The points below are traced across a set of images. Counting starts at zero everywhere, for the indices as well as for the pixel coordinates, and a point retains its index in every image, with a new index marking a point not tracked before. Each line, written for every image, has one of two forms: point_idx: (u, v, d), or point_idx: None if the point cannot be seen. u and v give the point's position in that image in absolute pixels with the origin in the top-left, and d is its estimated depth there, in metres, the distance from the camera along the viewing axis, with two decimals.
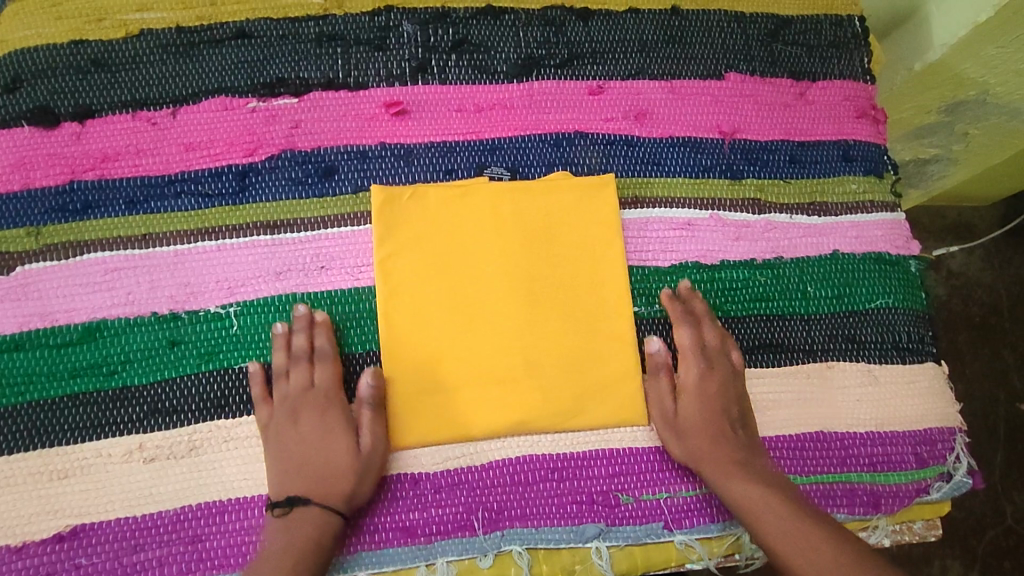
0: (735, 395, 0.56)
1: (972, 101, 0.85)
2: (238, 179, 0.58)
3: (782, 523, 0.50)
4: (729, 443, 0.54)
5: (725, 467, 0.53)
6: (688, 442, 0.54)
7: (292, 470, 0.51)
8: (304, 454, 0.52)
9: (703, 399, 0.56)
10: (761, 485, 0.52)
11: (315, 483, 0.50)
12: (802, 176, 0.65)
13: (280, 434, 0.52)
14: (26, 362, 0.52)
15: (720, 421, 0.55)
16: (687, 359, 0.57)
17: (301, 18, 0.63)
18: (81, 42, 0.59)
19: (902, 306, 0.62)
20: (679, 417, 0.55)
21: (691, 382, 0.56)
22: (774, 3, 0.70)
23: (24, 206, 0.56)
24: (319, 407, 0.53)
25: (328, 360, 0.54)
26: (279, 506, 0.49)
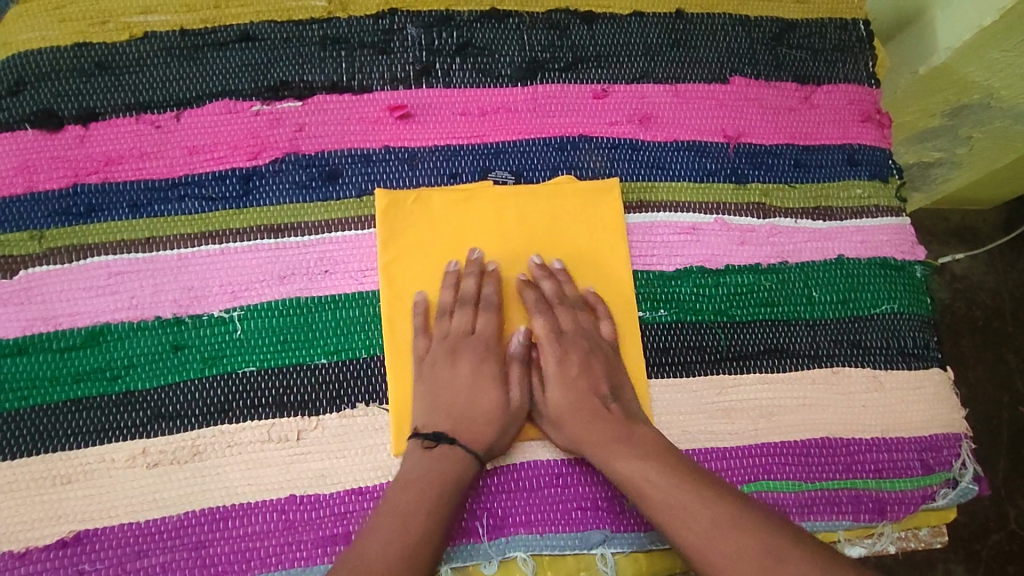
0: (601, 371, 0.55)
1: (977, 104, 0.84)
2: (241, 183, 0.58)
3: (667, 502, 0.48)
4: (608, 421, 0.53)
5: (607, 448, 0.51)
6: (564, 429, 0.53)
7: (438, 407, 0.52)
8: (452, 398, 0.53)
9: (567, 384, 0.54)
10: (644, 460, 0.50)
11: (462, 423, 0.52)
12: (807, 181, 0.65)
13: (434, 373, 0.53)
14: (29, 367, 0.52)
15: (593, 402, 0.53)
16: (542, 341, 0.56)
17: (305, 21, 0.62)
18: (85, 45, 0.59)
19: (907, 311, 0.62)
20: (548, 407, 0.54)
21: (555, 369, 0.55)
22: (779, 7, 0.70)
23: (27, 209, 0.55)
24: (476, 355, 0.54)
25: (492, 309, 0.55)
26: (428, 438, 0.51)
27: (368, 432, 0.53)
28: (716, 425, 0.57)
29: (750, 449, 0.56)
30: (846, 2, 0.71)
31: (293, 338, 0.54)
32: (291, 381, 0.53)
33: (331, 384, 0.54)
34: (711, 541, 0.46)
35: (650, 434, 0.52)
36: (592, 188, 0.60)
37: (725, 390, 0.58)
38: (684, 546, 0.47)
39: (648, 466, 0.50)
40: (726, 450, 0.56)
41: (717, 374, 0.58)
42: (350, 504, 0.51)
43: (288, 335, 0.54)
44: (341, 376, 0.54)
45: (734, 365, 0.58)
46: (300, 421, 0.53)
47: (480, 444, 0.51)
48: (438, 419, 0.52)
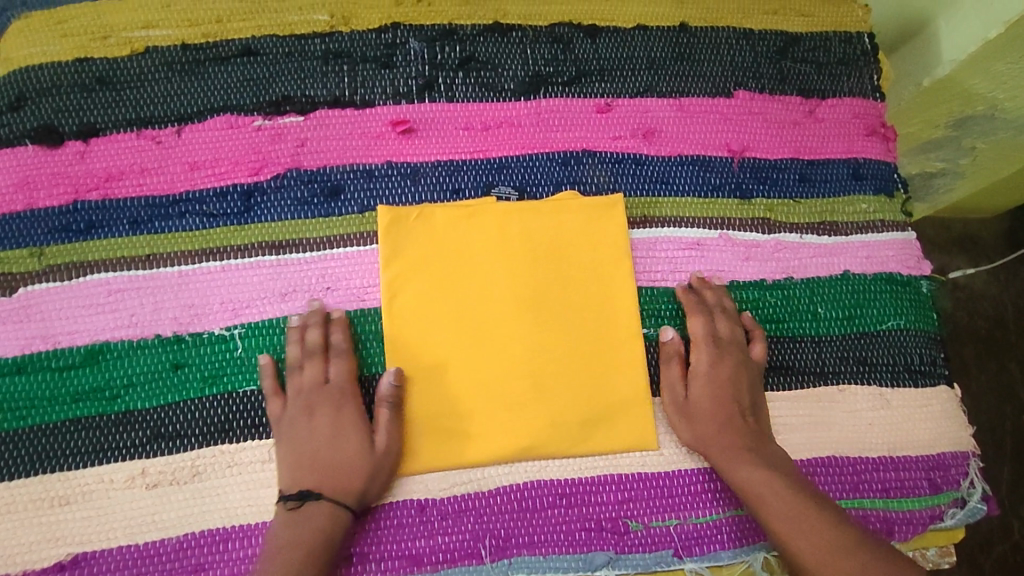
0: (747, 384, 0.56)
1: (981, 115, 0.84)
2: (243, 200, 0.57)
3: (788, 510, 0.50)
4: (742, 430, 0.54)
5: (729, 452, 0.53)
6: (697, 427, 0.55)
7: (300, 467, 0.50)
8: (315, 450, 0.51)
9: (715, 387, 0.55)
10: (772, 470, 0.52)
11: (326, 476, 0.50)
12: (813, 196, 0.65)
13: (292, 430, 0.51)
14: (28, 386, 0.52)
15: (730, 411, 0.55)
16: (698, 346, 0.57)
17: (307, 35, 0.62)
18: (86, 60, 0.59)
19: (913, 327, 0.62)
20: (688, 404, 0.55)
21: (703, 368, 0.56)
22: (783, 20, 0.69)
23: (27, 225, 0.55)
24: (331, 404, 0.52)
25: (342, 356, 0.53)
26: (291, 498, 0.49)
27: None
28: None
29: None
30: (850, 15, 0.71)
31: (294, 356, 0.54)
32: None
33: None
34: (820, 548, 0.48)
35: (779, 453, 0.54)
36: (608, 207, 0.60)
37: None
38: (795, 551, 0.49)
39: (769, 475, 0.52)
40: None
41: None
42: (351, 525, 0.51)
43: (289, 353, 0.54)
44: None
45: None
46: None
47: (350, 493, 0.50)
48: (305, 476, 0.50)
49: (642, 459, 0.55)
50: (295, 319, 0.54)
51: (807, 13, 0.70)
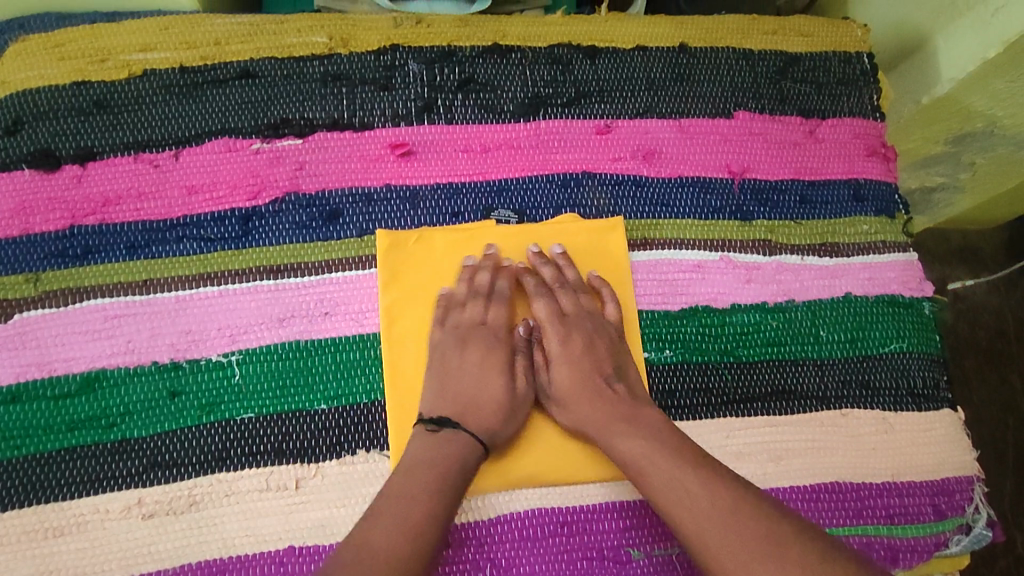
0: (604, 351, 0.56)
1: (980, 132, 0.84)
2: (240, 224, 0.57)
3: (666, 477, 0.48)
4: (612, 401, 0.53)
5: (605, 428, 0.52)
6: (571, 409, 0.54)
7: (442, 395, 0.53)
8: (459, 388, 0.54)
9: (572, 365, 0.55)
10: (649, 440, 0.50)
11: (465, 410, 0.53)
12: (814, 217, 0.64)
13: (447, 367, 0.54)
14: (22, 415, 0.51)
15: (594, 383, 0.54)
16: (547, 328, 0.57)
17: (306, 57, 0.62)
18: (83, 83, 0.59)
19: (916, 350, 0.61)
20: (557, 391, 0.55)
21: (557, 352, 0.56)
22: (783, 40, 0.69)
23: (23, 251, 0.55)
24: (484, 346, 0.56)
25: (504, 301, 0.58)
26: (432, 422, 0.51)
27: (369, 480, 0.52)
28: None
29: None
30: (849, 35, 0.71)
31: (293, 383, 0.53)
32: (291, 428, 0.52)
33: (332, 430, 0.53)
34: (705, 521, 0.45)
35: (654, 417, 0.52)
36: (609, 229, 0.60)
37: (732, 434, 0.57)
38: (683, 528, 0.46)
39: (648, 445, 0.50)
40: None
41: (724, 417, 0.57)
42: None
43: (287, 380, 0.53)
44: (342, 422, 0.53)
45: (741, 408, 0.58)
46: (299, 469, 0.52)
47: (486, 428, 0.52)
48: (445, 405, 0.53)
49: None
50: (469, 260, 0.58)
51: (806, 33, 0.70)
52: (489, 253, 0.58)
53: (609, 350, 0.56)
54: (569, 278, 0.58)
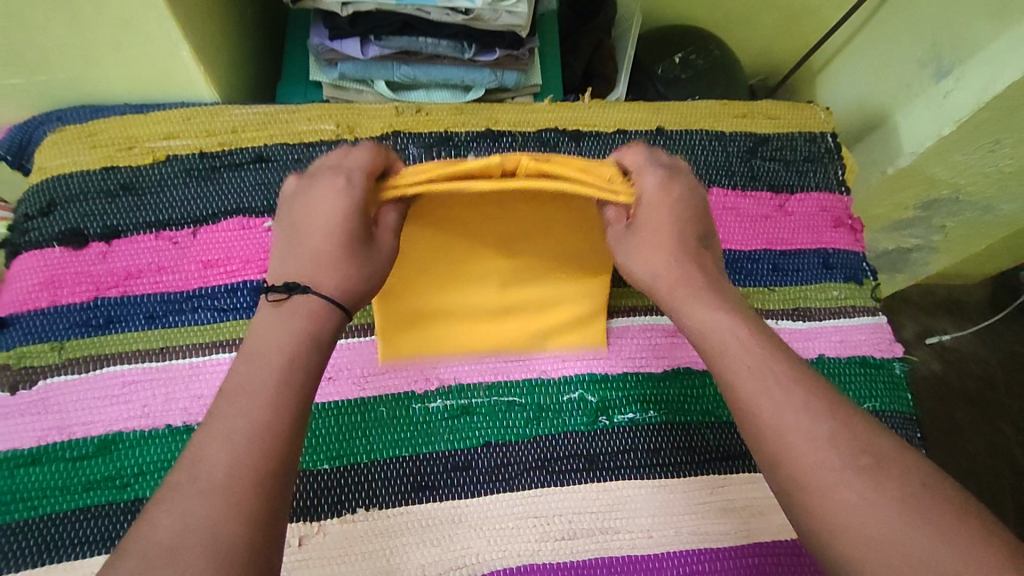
0: (693, 214, 0.54)
1: (946, 199, 0.90)
2: (252, 294, 0.61)
3: (748, 354, 0.48)
4: (697, 266, 0.53)
5: (688, 298, 0.51)
6: (650, 264, 0.53)
7: (299, 257, 0.49)
8: (315, 244, 0.49)
9: (662, 211, 0.53)
10: (733, 316, 0.50)
11: (319, 272, 0.48)
12: (786, 284, 0.69)
13: (319, 211, 0.49)
14: (40, 477, 0.54)
15: (682, 239, 0.53)
16: (641, 172, 0.53)
17: (315, 143, 0.68)
18: (112, 169, 0.64)
19: (888, 410, 0.65)
20: (635, 236, 0.53)
21: (648, 194, 0.52)
22: (752, 122, 0.76)
23: (50, 321, 0.59)
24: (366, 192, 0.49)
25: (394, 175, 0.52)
26: (279, 292, 0.48)
27: (368, 537, 0.55)
28: (707, 525, 0.58)
29: (743, 548, 0.58)
30: (813, 118, 0.77)
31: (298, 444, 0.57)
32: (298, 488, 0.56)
33: (333, 490, 0.56)
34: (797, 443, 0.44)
35: (732, 294, 0.53)
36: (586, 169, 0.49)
37: (714, 490, 0.60)
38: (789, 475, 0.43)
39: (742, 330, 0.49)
40: (717, 550, 0.57)
41: (708, 475, 0.60)
42: None
43: None
44: (343, 482, 0.56)
45: (723, 466, 0.61)
46: (302, 528, 0.55)
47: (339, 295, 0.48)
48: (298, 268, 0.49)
49: (633, 541, 0.57)
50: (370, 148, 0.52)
51: (772, 116, 0.76)
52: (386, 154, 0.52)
53: (697, 211, 0.54)
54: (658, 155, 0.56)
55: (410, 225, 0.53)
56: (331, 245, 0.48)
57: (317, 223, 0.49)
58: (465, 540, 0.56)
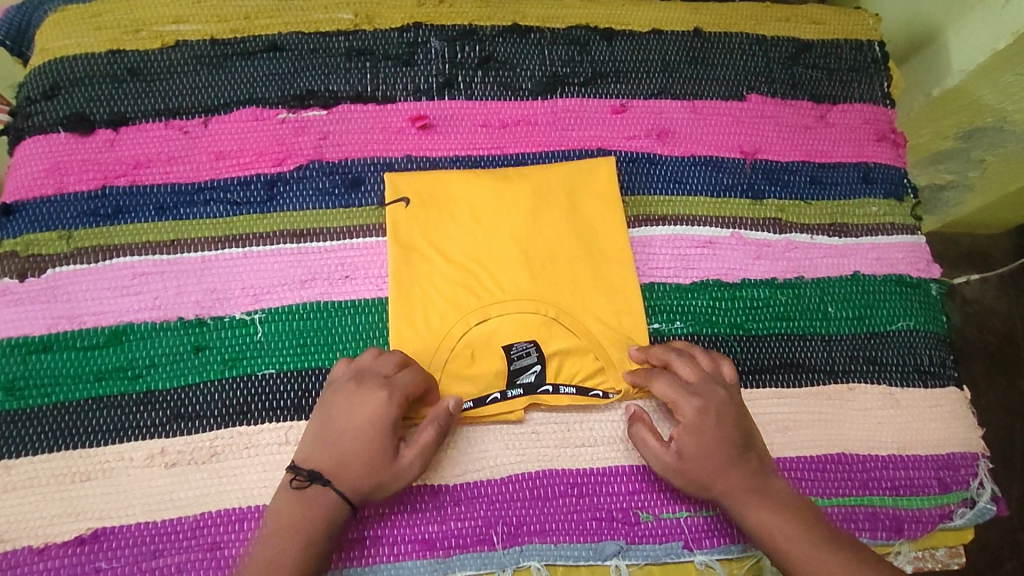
0: (735, 423, 0.53)
1: (989, 127, 0.84)
2: (266, 189, 0.59)
3: (805, 551, 0.49)
4: (746, 475, 0.52)
5: (744, 505, 0.51)
6: (703, 484, 0.52)
7: (322, 447, 0.50)
8: (338, 441, 0.50)
9: (706, 432, 0.52)
10: (783, 514, 0.50)
11: (341, 467, 0.49)
12: (823, 198, 0.66)
13: (337, 418, 0.50)
14: (52, 364, 0.53)
15: (730, 452, 0.52)
16: (676, 398, 0.53)
17: (332, 32, 0.64)
18: (118, 52, 0.61)
19: (922, 328, 0.62)
20: (682, 460, 0.52)
21: (689, 417, 0.53)
22: (795, 27, 0.71)
23: (57, 209, 0.56)
24: (379, 395, 0.50)
25: (415, 366, 0.53)
26: (301, 477, 0.49)
27: None
28: None
29: None
30: (861, 24, 0.72)
31: (313, 342, 0.55)
32: (309, 384, 0.54)
33: None
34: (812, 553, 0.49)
35: (780, 487, 0.52)
36: (602, 361, 0.57)
37: None
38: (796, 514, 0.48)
39: (784, 521, 0.50)
40: None
41: None
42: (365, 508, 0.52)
43: (307, 339, 0.55)
44: None
45: (748, 379, 0.58)
46: None
47: (357, 492, 0.49)
48: (320, 459, 0.50)
49: None
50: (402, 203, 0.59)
51: (818, 20, 0.71)
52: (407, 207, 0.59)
53: (738, 417, 0.53)
54: (697, 360, 0.55)
55: (418, 241, 0.59)
56: (359, 452, 0.49)
57: (354, 427, 0.50)
58: (483, 443, 0.55)
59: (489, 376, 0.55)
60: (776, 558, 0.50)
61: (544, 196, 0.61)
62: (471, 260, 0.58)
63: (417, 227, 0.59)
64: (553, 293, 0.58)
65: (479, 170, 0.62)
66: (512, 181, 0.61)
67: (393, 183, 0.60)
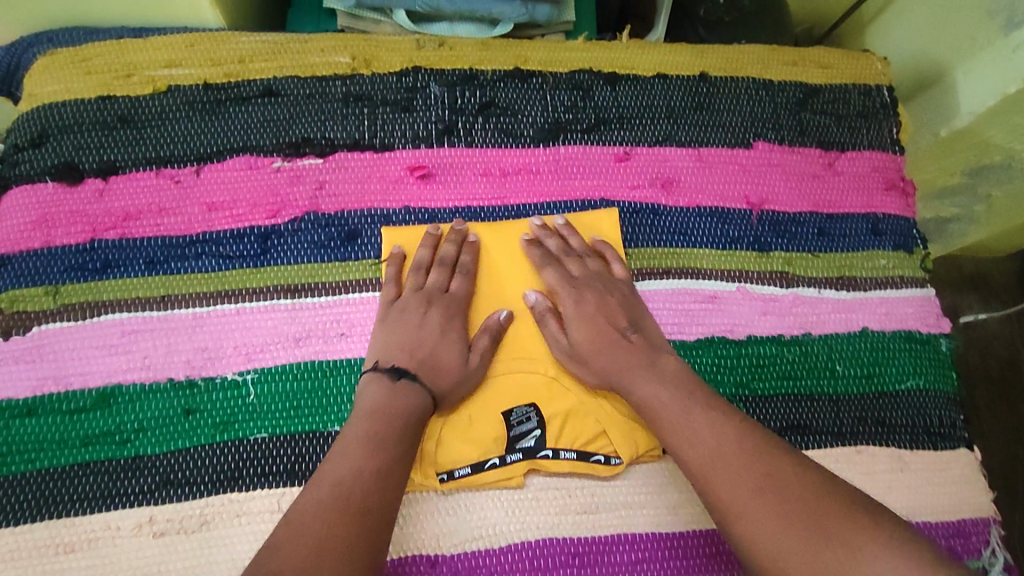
0: (619, 308, 0.57)
1: (997, 165, 0.81)
2: (260, 242, 0.57)
3: (686, 424, 0.49)
4: (632, 355, 0.54)
5: (630, 380, 0.53)
6: (592, 366, 0.55)
7: (399, 349, 0.54)
8: (414, 344, 0.54)
9: (589, 322, 0.56)
10: (664, 385, 0.52)
11: (421, 366, 0.53)
12: (831, 250, 0.64)
13: (403, 320, 0.55)
14: (37, 428, 0.51)
15: (610, 334, 0.55)
16: (558, 290, 0.58)
17: (329, 77, 0.62)
18: (108, 98, 0.59)
19: (932, 388, 0.61)
20: (575, 347, 0.56)
21: (572, 310, 0.57)
22: (803, 71, 0.69)
23: (44, 264, 0.55)
24: (446, 310, 0.56)
25: (466, 273, 0.58)
26: (389, 373, 0.52)
27: None
28: None
29: None
30: (870, 69, 0.71)
31: (307, 404, 0.54)
32: (303, 448, 0.52)
33: None
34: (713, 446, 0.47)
35: (670, 362, 0.54)
36: (603, 423, 0.55)
37: None
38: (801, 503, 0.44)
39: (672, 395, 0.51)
40: None
41: None
42: None
43: (301, 401, 0.54)
44: None
45: None
46: None
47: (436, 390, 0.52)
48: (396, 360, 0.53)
49: (658, 518, 0.54)
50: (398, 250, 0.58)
51: (826, 64, 0.70)
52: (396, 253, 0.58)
53: (621, 302, 0.57)
54: (570, 245, 0.60)
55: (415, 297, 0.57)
56: (427, 354, 0.54)
57: (423, 337, 0.55)
58: (482, 510, 0.53)
59: (488, 440, 0.54)
60: (661, 429, 0.50)
61: (547, 250, 0.60)
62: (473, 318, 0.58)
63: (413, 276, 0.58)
64: (555, 354, 0.57)
65: (478, 223, 0.60)
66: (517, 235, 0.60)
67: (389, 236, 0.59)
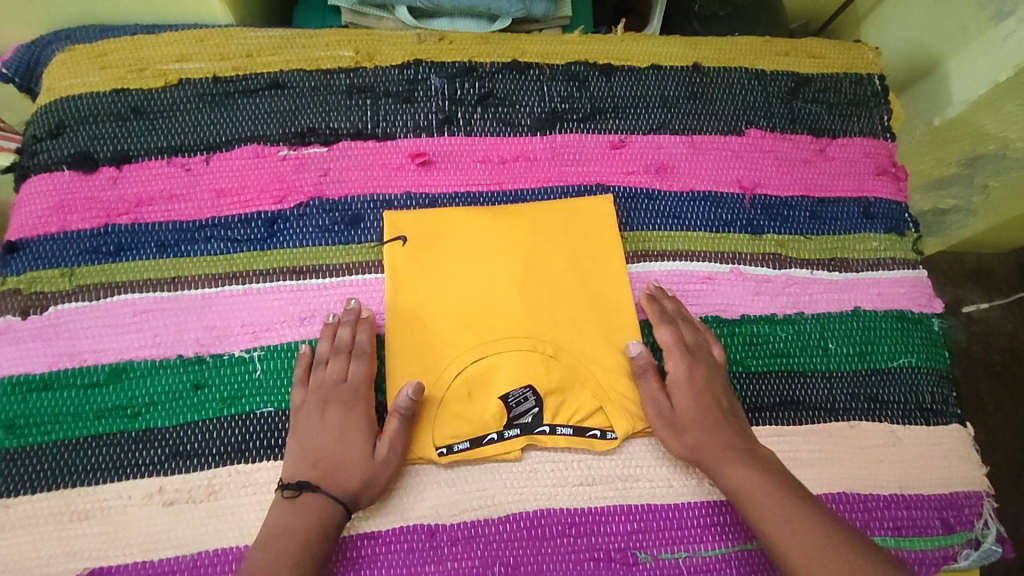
0: (722, 387, 0.57)
1: (992, 154, 0.82)
2: (266, 226, 0.59)
3: (773, 500, 0.51)
4: (728, 435, 0.54)
5: (728, 460, 0.53)
6: (687, 436, 0.55)
7: (303, 458, 0.52)
8: (319, 448, 0.52)
9: (695, 391, 0.56)
10: (765, 474, 0.52)
11: (327, 471, 0.51)
12: (823, 232, 0.66)
13: (303, 423, 0.53)
14: (53, 402, 0.53)
15: (713, 412, 0.55)
16: (671, 353, 0.57)
17: (333, 70, 0.65)
18: (123, 91, 0.62)
19: (925, 365, 0.62)
20: (677, 414, 0.55)
21: (681, 376, 0.57)
22: (794, 61, 0.71)
23: (59, 247, 0.57)
24: (344, 402, 0.54)
25: (363, 357, 0.55)
26: (287, 488, 0.50)
27: None
28: None
29: None
30: (860, 58, 0.72)
31: None
32: None
33: None
34: (806, 544, 0.48)
35: (766, 454, 0.54)
36: (602, 398, 0.57)
37: None
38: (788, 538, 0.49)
39: (764, 481, 0.52)
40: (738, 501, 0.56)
41: None
42: (361, 548, 0.52)
43: (306, 377, 0.55)
44: None
45: (748, 418, 0.58)
46: None
47: (345, 491, 0.51)
48: (306, 470, 0.51)
49: (654, 490, 0.55)
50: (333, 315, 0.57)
51: (818, 55, 0.72)
52: (351, 307, 0.56)
53: (725, 384, 0.57)
54: (685, 313, 0.60)
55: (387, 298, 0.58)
56: (335, 455, 0.52)
57: (331, 440, 0.52)
58: (480, 482, 0.54)
59: (487, 418, 0.55)
60: (751, 514, 0.51)
61: (525, 234, 0.61)
62: (463, 306, 0.58)
63: (414, 265, 0.59)
64: (551, 334, 0.58)
65: (478, 208, 0.62)
66: (504, 217, 0.61)
67: (391, 222, 0.60)
